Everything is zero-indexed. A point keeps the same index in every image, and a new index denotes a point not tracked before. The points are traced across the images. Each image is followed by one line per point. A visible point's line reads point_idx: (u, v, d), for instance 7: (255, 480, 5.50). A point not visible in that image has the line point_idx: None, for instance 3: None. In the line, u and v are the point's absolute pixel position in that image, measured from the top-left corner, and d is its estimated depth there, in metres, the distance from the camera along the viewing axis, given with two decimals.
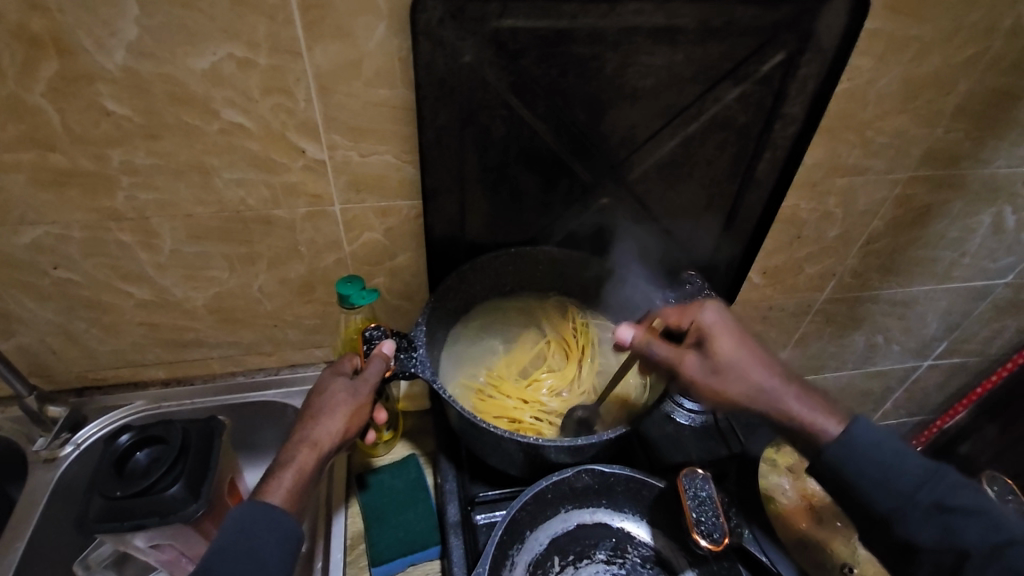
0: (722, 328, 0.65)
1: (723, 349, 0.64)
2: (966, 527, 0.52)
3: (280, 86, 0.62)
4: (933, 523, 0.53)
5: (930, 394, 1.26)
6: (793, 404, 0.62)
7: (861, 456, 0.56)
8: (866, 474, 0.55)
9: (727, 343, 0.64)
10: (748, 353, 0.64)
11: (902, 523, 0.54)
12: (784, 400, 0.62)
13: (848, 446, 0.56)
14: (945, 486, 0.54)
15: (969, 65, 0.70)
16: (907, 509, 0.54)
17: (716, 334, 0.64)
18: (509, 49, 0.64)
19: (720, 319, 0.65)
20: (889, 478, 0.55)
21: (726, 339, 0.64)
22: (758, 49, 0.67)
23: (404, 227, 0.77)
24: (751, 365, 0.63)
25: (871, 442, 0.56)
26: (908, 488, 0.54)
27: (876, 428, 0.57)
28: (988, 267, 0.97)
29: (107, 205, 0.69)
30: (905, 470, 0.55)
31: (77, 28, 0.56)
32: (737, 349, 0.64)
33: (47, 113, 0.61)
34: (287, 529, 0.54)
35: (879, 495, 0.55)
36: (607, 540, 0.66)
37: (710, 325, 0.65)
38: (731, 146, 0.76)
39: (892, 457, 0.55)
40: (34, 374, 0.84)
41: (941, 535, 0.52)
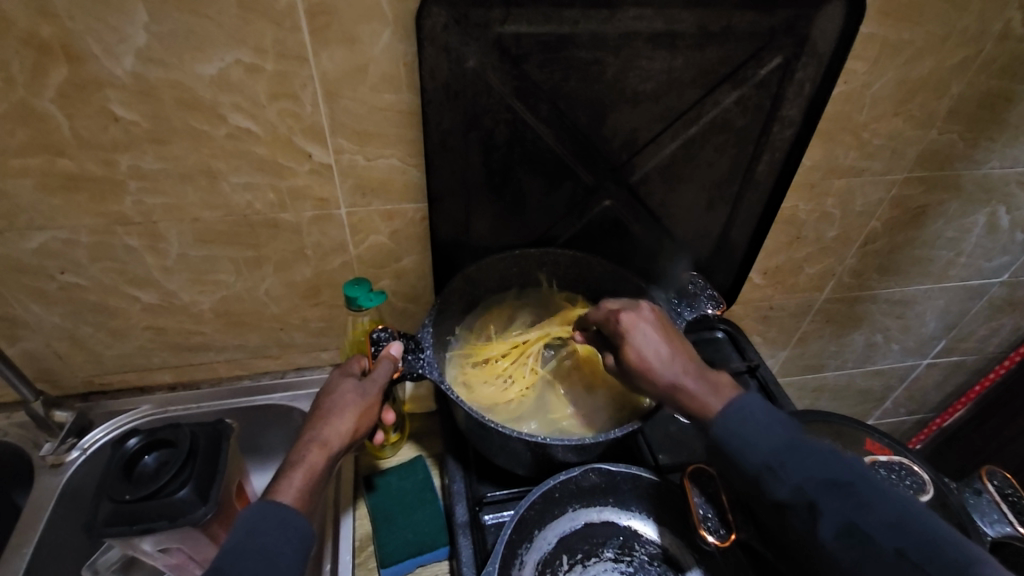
0: (634, 333, 0.63)
1: (631, 356, 0.62)
2: (823, 486, 0.51)
3: (287, 92, 0.63)
4: (790, 482, 0.52)
5: (929, 392, 1.28)
6: (695, 401, 0.59)
7: (732, 425, 0.56)
8: (735, 441, 0.55)
9: (633, 349, 0.62)
10: (658, 359, 0.61)
11: (765, 483, 0.53)
12: (687, 400, 0.60)
13: (727, 424, 0.56)
14: (812, 454, 0.53)
15: (962, 68, 0.71)
16: (769, 470, 0.53)
17: (625, 341, 0.62)
18: (513, 54, 0.65)
19: (630, 324, 0.63)
20: (752, 441, 0.55)
21: (634, 344, 0.62)
22: (756, 53, 0.69)
23: (409, 230, 0.78)
24: (657, 370, 0.61)
25: (745, 415, 0.56)
26: (772, 451, 0.54)
27: (753, 406, 0.57)
28: (983, 266, 0.98)
29: (115, 209, 0.69)
30: (771, 435, 0.55)
31: (87, 35, 0.56)
32: (644, 354, 0.61)
33: (56, 119, 0.61)
34: (300, 528, 0.54)
35: (746, 457, 0.54)
36: (615, 539, 0.67)
37: (623, 329, 0.63)
38: (731, 149, 0.77)
39: (760, 425, 0.56)
40: (40, 379, 0.85)
41: (799, 492, 0.51)
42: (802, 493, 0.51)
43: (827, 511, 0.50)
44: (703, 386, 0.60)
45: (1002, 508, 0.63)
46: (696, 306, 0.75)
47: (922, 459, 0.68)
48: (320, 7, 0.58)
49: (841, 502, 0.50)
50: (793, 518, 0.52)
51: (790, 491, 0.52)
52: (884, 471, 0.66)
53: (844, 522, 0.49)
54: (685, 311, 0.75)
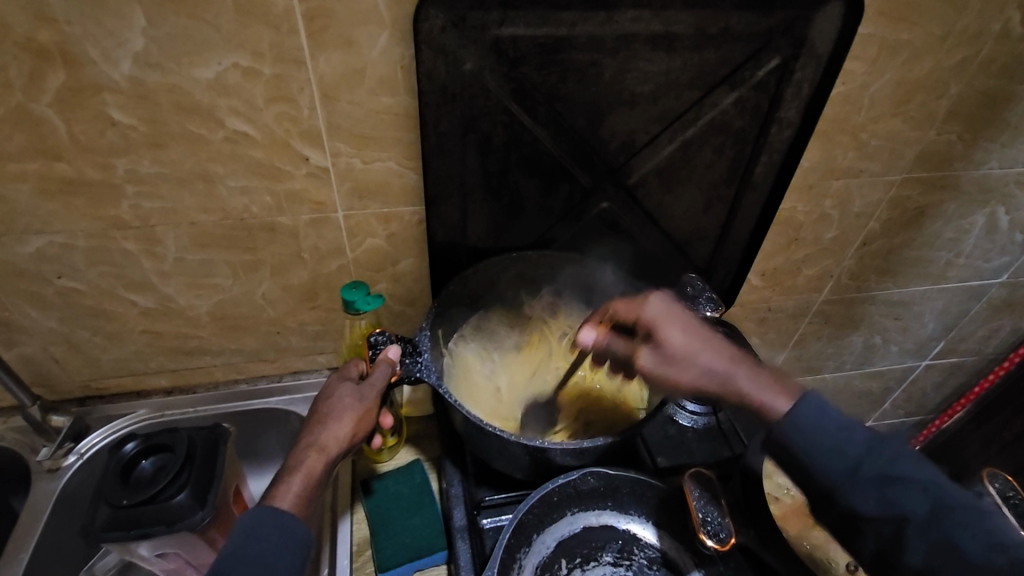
0: (670, 317, 0.64)
1: (672, 337, 0.63)
2: (912, 501, 0.51)
3: (285, 95, 0.63)
4: (878, 494, 0.51)
5: (928, 393, 1.27)
6: (748, 383, 0.60)
7: (810, 428, 0.55)
8: (816, 446, 0.54)
9: (673, 330, 0.63)
10: (698, 338, 0.63)
11: (847, 493, 0.52)
12: (737, 378, 0.61)
13: (795, 422, 0.55)
14: (892, 459, 0.53)
15: (960, 68, 0.71)
16: (851, 479, 0.52)
17: (662, 323, 0.64)
18: (510, 56, 0.65)
19: (665, 308, 0.65)
20: (832, 451, 0.53)
21: (672, 327, 0.64)
22: (753, 55, 0.69)
23: (407, 233, 0.78)
24: (701, 350, 0.62)
25: (817, 418, 0.55)
26: (857, 459, 0.53)
27: (822, 402, 0.56)
28: (983, 267, 0.98)
29: (112, 213, 0.69)
30: (854, 440, 0.54)
31: (84, 39, 0.56)
32: (684, 334, 0.63)
33: (52, 123, 0.61)
34: (298, 534, 0.54)
35: (827, 465, 0.53)
36: (614, 543, 0.66)
37: (656, 315, 0.65)
38: (729, 149, 0.77)
39: (840, 428, 0.54)
40: (38, 383, 0.84)
41: (887, 505, 0.51)
42: (890, 506, 0.51)
43: (917, 526, 0.50)
44: (745, 367, 0.62)
45: (1003, 512, 0.62)
46: (694, 309, 0.75)
47: None
48: (317, 10, 0.58)
49: (934, 518, 0.50)
50: (874, 530, 0.52)
51: (874, 503, 0.51)
52: None
53: (937, 539, 0.49)
54: None
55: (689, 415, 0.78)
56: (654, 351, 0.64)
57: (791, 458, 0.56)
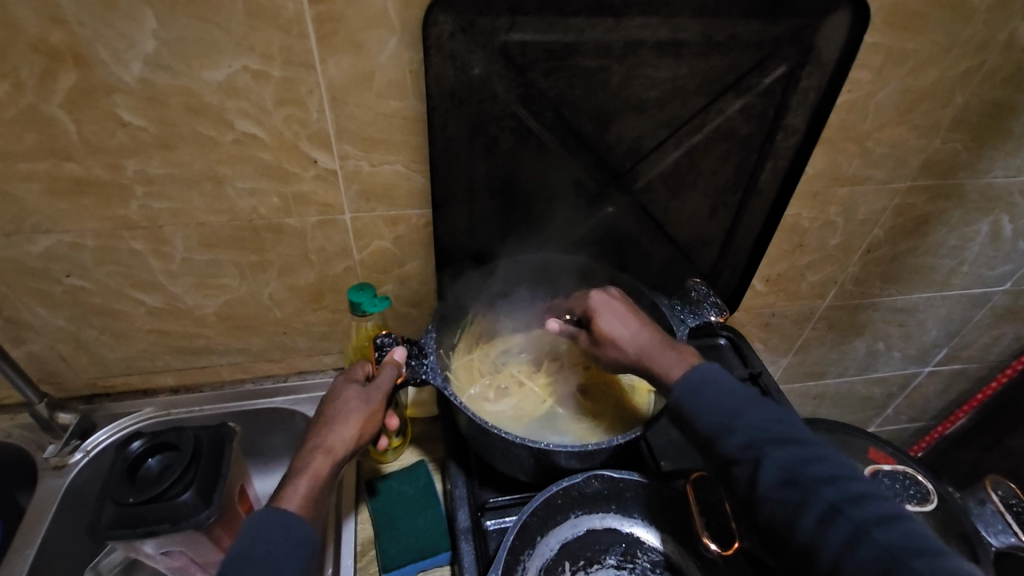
0: (604, 309, 0.69)
1: (600, 326, 0.69)
2: (771, 443, 0.56)
3: (294, 98, 0.64)
4: (741, 436, 0.57)
5: (930, 400, 1.27)
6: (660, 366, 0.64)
7: (696, 388, 0.61)
8: (699, 400, 0.60)
9: (603, 321, 0.69)
10: (624, 326, 0.68)
11: (720, 441, 0.58)
12: (652, 359, 0.65)
13: (688, 388, 0.61)
14: (759, 413, 0.58)
15: (967, 76, 0.71)
16: (725, 427, 0.58)
17: (596, 314, 0.69)
18: (518, 61, 0.65)
19: (602, 298, 0.70)
20: (716, 404, 0.59)
21: (603, 316, 0.69)
22: (760, 62, 0.69)
23: (413, 236, 0.78)
24: (624, 339, 0.67)
25: (706, 381, 0.61)
26: (731, 411, 0.59)
27: (714, 372, 0.62)
28: (986, 275, 0.98)
29: (121, 213, 0.70)
30: (730, 394, 0.60)
31: (96, 41, 0.57)
32: (612, 325, 0.68)
33: (63, 124, 0.62)
34: (303, 537, 0.54)
35: (705, 415, 0.59)
36: (617, 546, 0.67)
37: (592, 305, 0.70)
38: (735, 155, 0.77)
39: (718, 388, 0.61)
40: (44, 381, 0.85)
41: (748, 448, 0.56)
42: (752, 448, 0.56)
43: (771, 463, 0.54)
44: (665, 350, 0.65)
45: (1006, 519, 0.64)
46: (699, 313, 0.74)
47: (926, 469, 0.69)
48: (327, 14, 0.58)
49: (784, 456, 0.55)
50: (741, 474, 0.56)
51: (740, 445, 0.57)
52: (888, 481, 0.67)
53: (786, 473, 0.54)
54: (688, 317, 0.74)
55: None
56: (591, 335, 0.71)
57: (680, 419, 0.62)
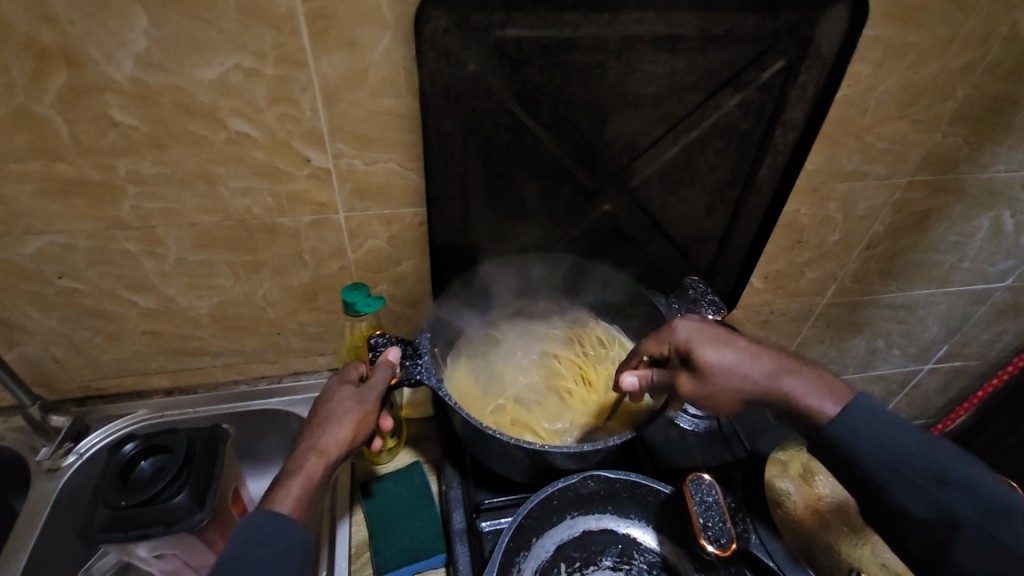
0: (706, 340, 0.62)
1: (711, 359, 0.61)
2: (954, 500, 0.55)
3: (287, 96, 0.63)
4: (926, 496, 0.56)
5: (931, 398, 1.27)
6: (795, 393, 0.61)
7: (863, 436, 0.57)
8: (872, 455, 0.57)
9: (710, 352, 0.62)
10: (737, 356, 0.62)
11: (897, 494, 0.57)
12: (789, 388, 0.61)
13: (850, 431, 0.58)
14: (935, 461, 0.56)
15: (967, 70, 0.71)
16: (903, 482, 0.56)
17: (700, 348, 0.62)
18: (513, 58, 0.65)
19: (698, 329, 0.63)
20: (894, 458, 0.56)
21: (709, 349, 0.62)
22: (757, 57, 0.68)
23: (408, 234, 0.78)
24: (741, 367, 0.61)
25: (868, 425, 0.58)
26: (908, 463, 0.56)
27: (870, 406, 0.59)
28: (987, 271, 0.97)
29: (113, 214, 0.69)
30: (908, 444, 0.57)
31: (87, 39, 0.56)
32: (724, 356, 0.62)
33: (54, 124, 0.61)
34: (296, 538, 0.53)
35: (878, 468, 0.57)
36: (613, 547, 0.66)
37: (690, 340, 0.63)
38: (733, 152, 0.76)
39: (891, 434, 0.57)
40: (37, 384, 0.84)
41: (936, 508, 0.56)
42: (935, 505, 0.56)
43: (958, 520, 0.55)
44: (792, 375, 0.62)
45: None
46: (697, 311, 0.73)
47: None
48: (320, 11, 0.58)
49: (970, 514, 0.55)
50: (922, 522, 0.57)
51: (921, 502, 0.56)
52: None
53: (979, 531, 0.54)
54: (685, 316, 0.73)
55: (691, 418, 0.77)
56: (696, 374, 0.62)
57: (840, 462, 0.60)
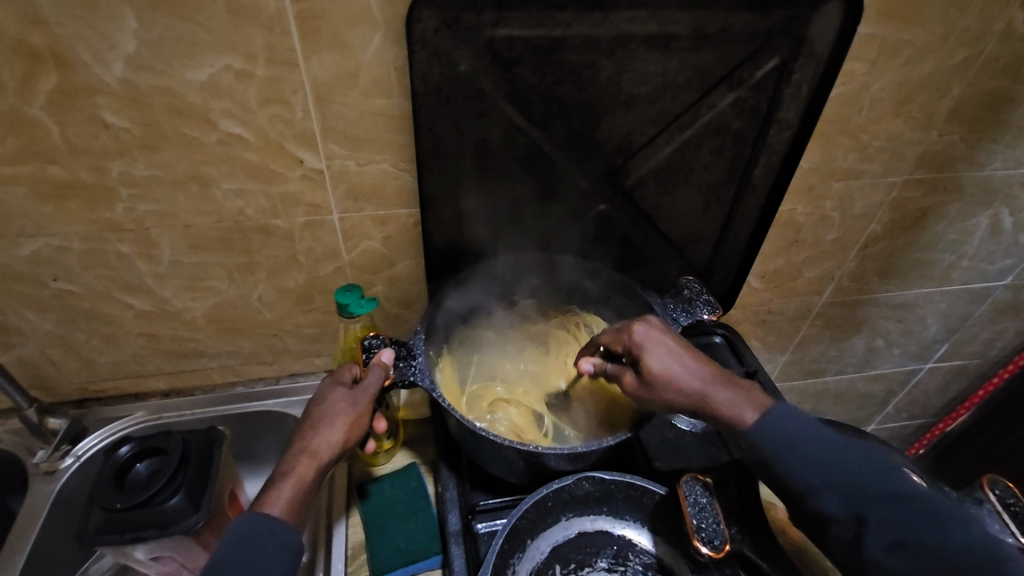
0: (653, 344, 0.63)
1: (654, 364, 0.62)
2: (874, 499, 0.52)
3: (278, 97, 0.63)
4: (838, 493, 0.53)
5: (931, 397, 1.26)
6: (726, 407, 0.60)
7: (777, 434, 0.57)
8: (784, 455, 0.56)
9: (656, 359, 0.62)
10: (681, 366, 0.62)
11: (814, 496, 0.54)
12: (717, 404, 0.60)
13: (766, 435, 0.58)
14: (853, 463, 0.54)
15: (963, 68, 0.70)
16: (818, 481, 0.54)
17: (647, 355, 0.63)
18: (505, 58, 0.64)
19: (650, 332, 0.64)
20: (801, 450, 0.56)
21: (654, 355, 0.63)
22: (752, 55, 0.68)
23: (402, 235, 0.77)
24: (682, 377, 0.61)
25: (787, 427, 0.58)
26: (823, 461, 0.55)
27: (795, 416, 0.58)
28: (987, 270, 0.97)
29: (107, 216, 0.69)
30: (821, 445, 0.56)
31: (76, 42, 0.56)
32: (668, 364, 0.62)
33: (46, 126, 0.61)
34: (288, 541, 0.53)
35: (793, 470, 0.56)
36: (608, 548, 0.66)
37: (641, 343, 0.63)
38: (728, 151, 0.76)
39: (805, 434, 0.57)
40: (35, 386, 0.85)
41: (850, 507, 0.53)
42: (852, 506, 0.53)
43: (875, 523, 0.51)
44: (730, 391, 0.61)
45: (1003, 519, 0.62)
46: (692, 312, 0.73)
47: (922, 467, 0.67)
48: (309, 12, 0.58)
49: (893, 515, 0.51)
50: (841, 529, 0.53)
51: (837, 502, 0.53)
52: None
53: (899, 535, 0.50)
54: (681, 316, 0.73)
55: (688, 419, 0.76)
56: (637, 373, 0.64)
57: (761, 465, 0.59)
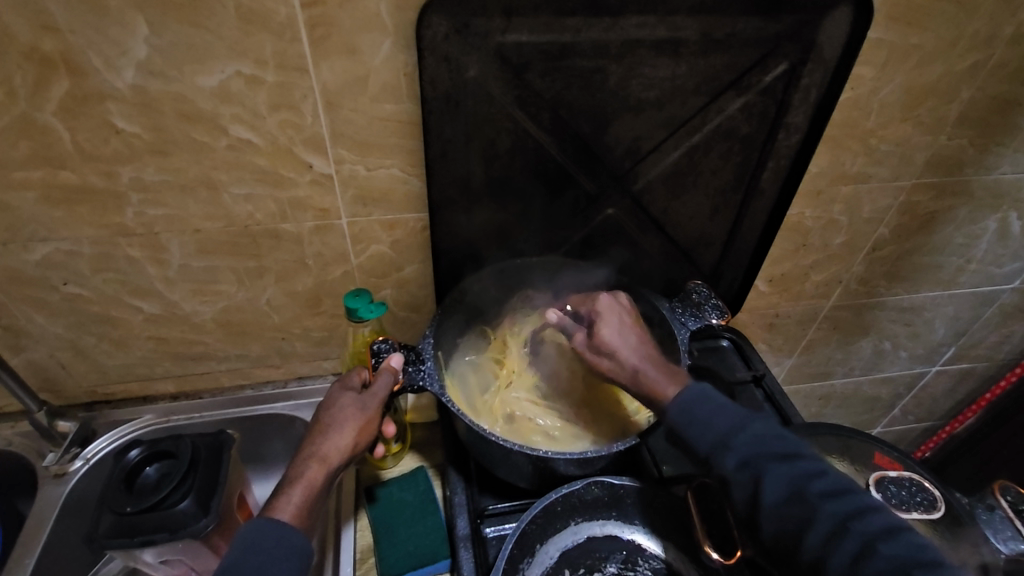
0: (608, 314, 0.68)
1: (603, 330, 0.67)
2: (769, 460, 0.55)
3: (288, 103, 0.63)
4: (739, 455, 0.56)
5: (939, 400, 1.26)
6: (652, 381, 0.62)
7: (692, 405, 0.59)
8: (694, 423, 0.58)
9: (606, 329, 0.67)
10: (624, 337, 0.66)
11: (717, 459, 0.57)
12: (644, 376, 0.62)
13: (682, 404, 0.60)
14: (756, 432, 0.57)
15: (971, 72, 0.70)
16: (721, 444, 0.57)
17: (601, 321, 0.67)
18: (514, 63, 0.65)
19: (609, 304, 0.69)
20: (713, 419, 0.58)
21: (605, 323, 0.67)
22: (760, 60, 0.68)
23: (411, 239, 0.78)
24: (622, 348, 0.65)
25: (703, 399, 0.60)
26: (727, 429, 0.57)
27: (712, 393, 0.60)
28: (994, 273, 0.96)
29: (117, 221, 0.69)
30: (726, 413, 0.58)
31: (88, 48, 0.57)
32: (613, 333, 0.66)
33: (57, 132, 0.61)
34: (298, 546, 0.53)
35: (699, 436, 0.58)
36: (618, 553, 0.65)
37: (599, 310, 0.69)
38: (736, 155, 0.76)
39: (717, 407, 0.59)
40: (44, 389, 0.85)
41: (747, 468, 0.55)
42: (750, 467, 0.55)
43: (771, 481, 0.53)
44: (660, 369, 0.63)
45: (1016, 525, 0.62)
46: (700, 316, 0.73)
47: (934, 474, 0.67)
48: (319, 18, 0.58)
49: (786, 474, 0.53)
50: (740, 491, 0.55)
51: (738, 464, 0.55)
52: (895, 488, 0.65)
53: (789, 490, 0.53)
54: (690, 320, 0.73)
55: None
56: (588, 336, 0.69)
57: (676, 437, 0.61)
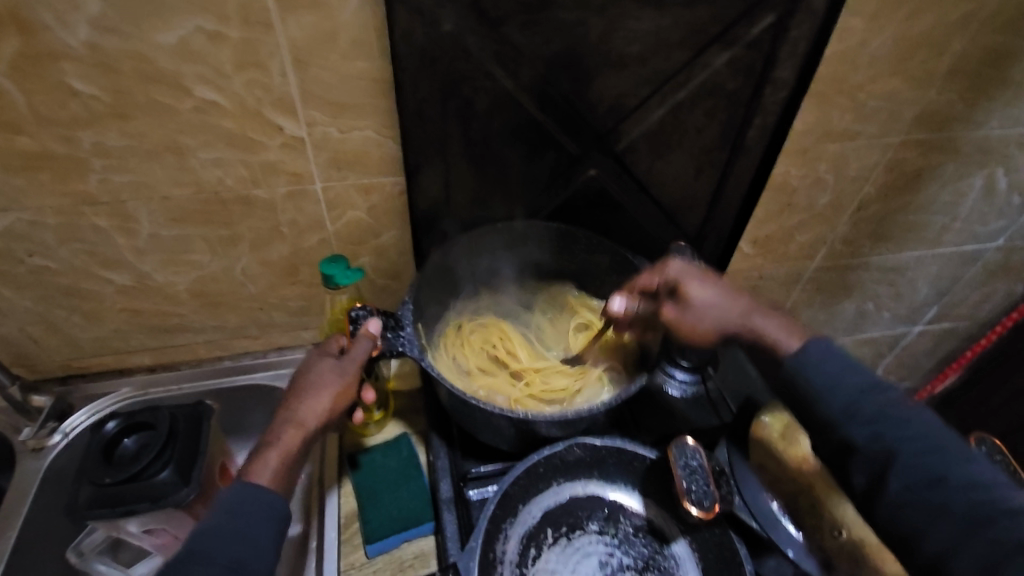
0: (690, 278, 0.67)
1: (697, 294, 0.66)
2: (902, 436, 0.50)
3: (254, 61, 0.60)
4: (867, 425, 0.52)
5: (919, 359, 1.27)
6: (766, 330, 0.62)
7: (813, 366, 0.56)
8: (820, 383, 0.55)
9: (697, 288, 0.66)
10: (722, 297, 0.66)
11: (840, 426, 0.53)
12: (756, 326, 0.63)
13: (805, 362, 0.57)
14: (886, 403, 0.53)
15: (965, 23, 0.68)
16: (847, 411, 0.53)
17: (688, 282, 0.66)
18: (491, 16, 0.61)
19: (686, 268, 0.67)
20: (840, 381, 0.55)
21: (695, 286, 0.66)
22: (747, 12, 0.65)
23: (388, 205, 0.76)
24: (721, 306, 0.65)
25: (827, 361, 0.56)
26: (853, 395, 0.54)
27: (833, 349, 0.57)
28: (979, 232, 0.96)
29: (80, 188, 0.67)
30: (851, 380, 0.54)
31: (35, 3, 0.53)
32: (706, 292, 0.66)
33: (10, 94, 0.58)
34: (275, 507, 0.53)
35: (826, 398, 0.54)
36: (599, 511, 0.66)
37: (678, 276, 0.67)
38: (721, 113, 0.74)
39: (845, 371, 0.55)
40: (18, 364, 0.83)
41: (879, 441, 0.51)
42: (879, 439, 0.51)
43: (906, 461, 0.49)
44: (764, 316, 0.64)
45: None
46: None
47: None
48: None
49: (923, 456, 0.49)
50: (862, 463, 0.52)
51: (866, 435, 0.52)
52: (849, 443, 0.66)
53: (920, 472, 0.48)
54: None
55: (679, 384, 0.79)
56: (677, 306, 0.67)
57: (790, 394, 0.58)
